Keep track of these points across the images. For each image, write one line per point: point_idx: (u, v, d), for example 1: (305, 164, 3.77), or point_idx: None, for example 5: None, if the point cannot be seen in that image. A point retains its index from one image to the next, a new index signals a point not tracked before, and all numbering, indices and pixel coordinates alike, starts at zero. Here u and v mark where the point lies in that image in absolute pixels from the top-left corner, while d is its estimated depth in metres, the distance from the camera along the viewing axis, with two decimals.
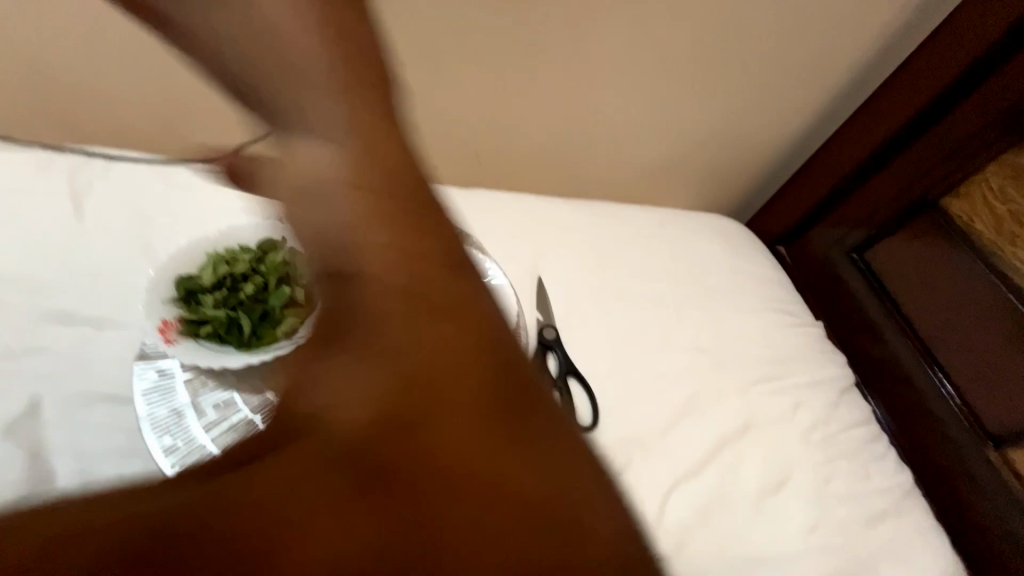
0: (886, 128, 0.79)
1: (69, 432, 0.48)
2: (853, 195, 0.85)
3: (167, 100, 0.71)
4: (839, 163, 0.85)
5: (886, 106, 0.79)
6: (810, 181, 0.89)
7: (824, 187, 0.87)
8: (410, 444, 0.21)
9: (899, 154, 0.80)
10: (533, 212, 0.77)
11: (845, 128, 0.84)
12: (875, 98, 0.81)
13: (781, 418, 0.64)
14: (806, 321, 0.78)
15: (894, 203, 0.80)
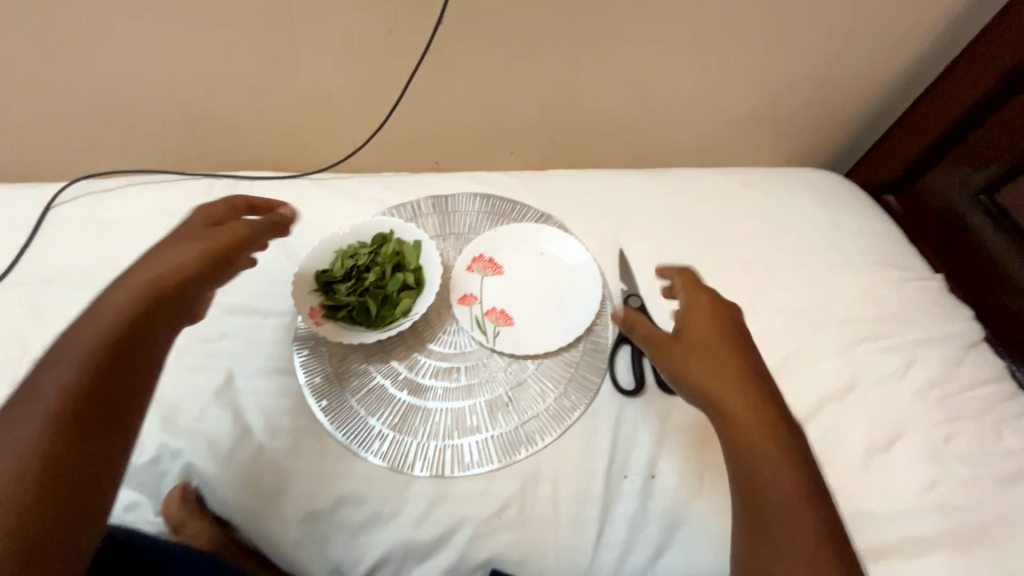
0: (995, 68, 0.71)
1: (256, 395, 0.59)
2: (963, 142, 0.78)
3: (283, 122, 0.83)
4: (943, 111, 0.79)
5: (1002, 40, 0.70)
6: (912, 131, 0.84)
7: (929, 136, 0.81)
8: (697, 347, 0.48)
9: (1011, 95, 0.70)
10: (611, 187, 0.79)
11: (960, 63, 0.75)
12: (993, 28, 0.71)
13: (891, 376, 0.61)
14: (920, 274, 0.71)
15: (1008, 151, 0.72)
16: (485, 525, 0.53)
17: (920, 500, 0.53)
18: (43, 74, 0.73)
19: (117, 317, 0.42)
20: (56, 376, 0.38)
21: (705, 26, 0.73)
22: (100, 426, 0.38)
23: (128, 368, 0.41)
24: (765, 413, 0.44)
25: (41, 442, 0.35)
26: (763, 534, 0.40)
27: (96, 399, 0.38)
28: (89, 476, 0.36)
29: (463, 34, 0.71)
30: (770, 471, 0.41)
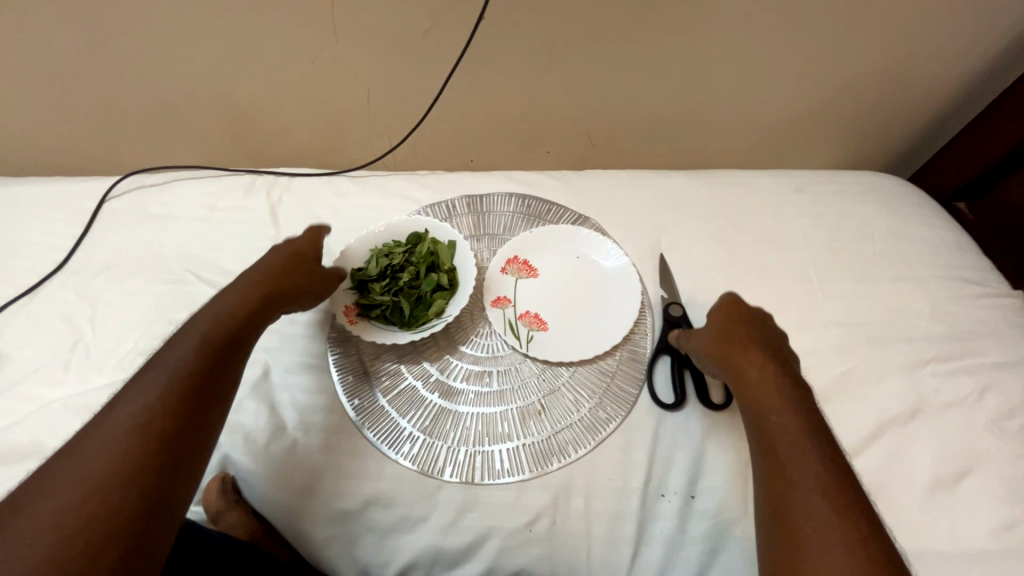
0: None
1: (290, 391, 0.59)
2: None
3: (322, 120, 0.84)
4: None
5: None
6: (987, 134, 0.77)
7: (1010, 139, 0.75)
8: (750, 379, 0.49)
9: None
10: (652, 189, 0.76)
11: None
12: None
13: (962, 402, 0.55)
14: (997, 291, 0.65)
15: None
16: (514, 537, 0.51)
17: (998, 541, 0.48)
18: (100, 71, 0.75)
19: (220, 324, 0.51)
20: (169, 365, 0.46)
21: (762, 20, 0.68)
22: (196, 413, 0.45)
23: (224, 368, 0.49)
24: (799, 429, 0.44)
25: (159, 411, 0.43)
26: (793, 544, 0.39)
27: (197, 388, 0.46)
28: (183, 454, 0.42)
29: (504, 30, 0.69)
30: (802, 481, 0.41)
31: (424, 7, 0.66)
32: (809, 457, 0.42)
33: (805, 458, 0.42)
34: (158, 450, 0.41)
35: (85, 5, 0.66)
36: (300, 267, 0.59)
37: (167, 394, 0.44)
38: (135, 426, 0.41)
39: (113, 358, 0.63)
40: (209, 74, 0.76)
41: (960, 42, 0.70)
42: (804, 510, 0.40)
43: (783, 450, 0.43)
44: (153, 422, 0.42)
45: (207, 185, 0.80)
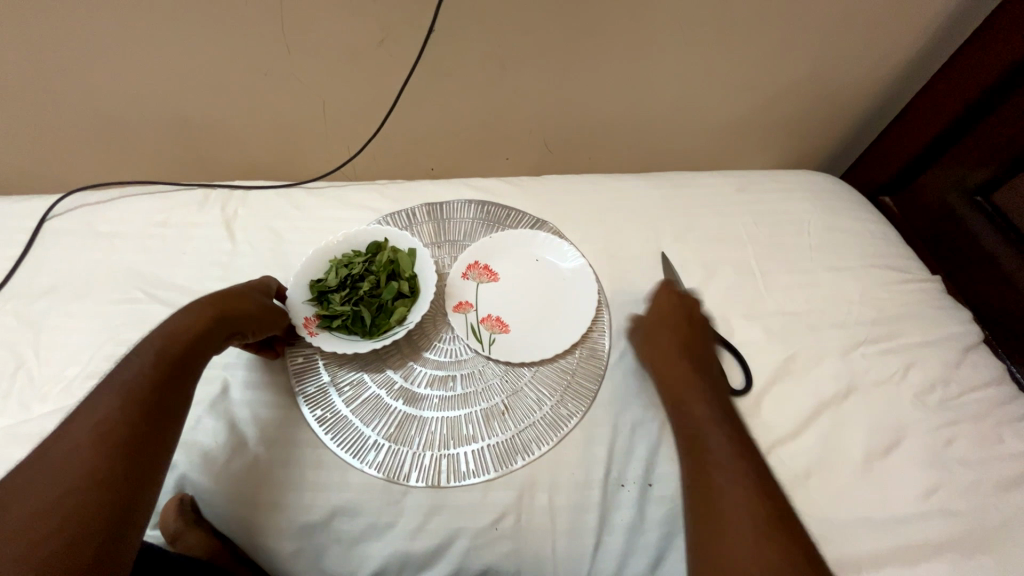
0: (992, 68, 0.70)
1: (250, 405, 0.58)
2: (960, 141, 0.79)
3: (277, 132, 0.83)
4: (937, 113, 0.79)
5: (997, 41, 0.69)
6: (907, 132, 0.84)
7: (926, 137, 0.82)
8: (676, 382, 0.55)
9: (1008, 95, 0.71)
10: (605, 191, 0.79)
11: (951, 66, 0.76)
12: (986, 32, 0.71)
13: (889, 380, 0.60)
14: (917, 276, 0.71)
15: (1006, 150, 0.72)
16: (482, 536, 0.52)
17: (922, 504, 0.52)
18: (34, 87, 0.72)
19: (172, 342, 0.50)
20: (119, 385, 0.46)
21: (699, 32, 0.72)
22: (152, 429, 0.45)
23: (179, 385, 0.49)
24: (715, 417, 0.51)
25: (119, 423, 0.43)
26: (708, 528, 0.44)
27: (151, 406, 0.46)
28: (140, 471, 0.42)
29: (454, 42, 0.71)
30: (716, 459, 0.47)
31: (373, 20, 0.67)
32: (724, 448, 0.48)
33: (719, 449, 0.48)
34: (113, 468, 0.41)
35: (15, 18, 0.64)
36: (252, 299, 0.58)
37: (119, 413, 0.44)
38: (93, 441, 0.42)
39: (59, 383, 0.60)
40: (154, 89, 0.75)
41: (874, 50, 0.77)
42: (717, 485, 0.45)
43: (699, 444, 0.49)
44: (112, 434, 0.42)
45: (158, 201, 0.78)
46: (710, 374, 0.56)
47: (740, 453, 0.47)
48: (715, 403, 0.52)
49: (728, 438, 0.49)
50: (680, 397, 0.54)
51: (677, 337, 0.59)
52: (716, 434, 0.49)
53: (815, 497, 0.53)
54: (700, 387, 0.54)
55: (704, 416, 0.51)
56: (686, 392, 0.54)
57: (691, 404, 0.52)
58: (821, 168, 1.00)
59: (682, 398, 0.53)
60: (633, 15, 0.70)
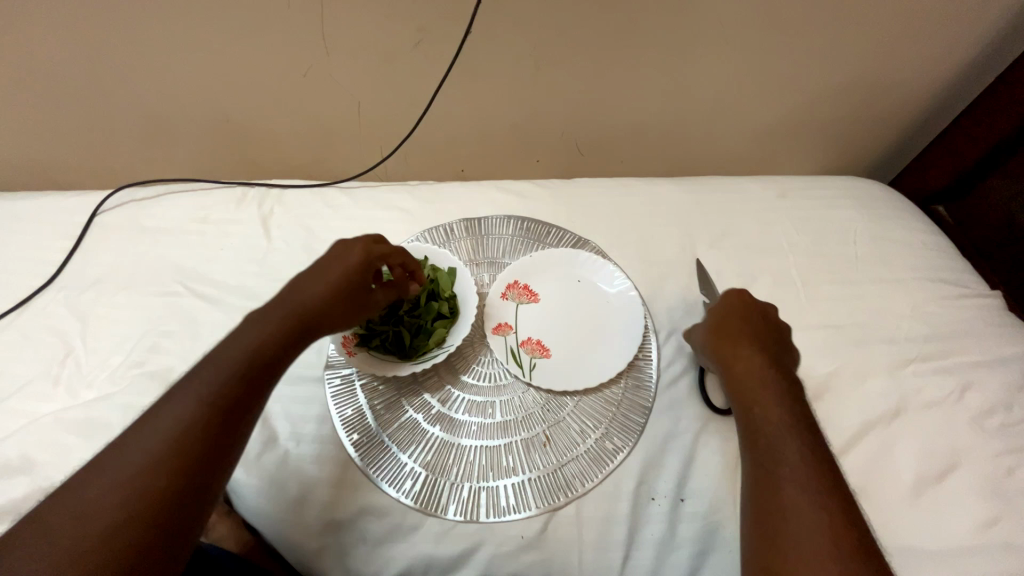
0: None
1: (288, 422, 0.58)
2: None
3: (314, 132, 0.85)
4: (999, 120, 0.75)
5: None
6: (964, 140, 0.80)
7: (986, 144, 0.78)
8: (745, 379, 0.51)
9: None
10: (639, 196, 0.78)
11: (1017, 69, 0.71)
12: None
13: (942, 401, 0.57)
14: (975, 291, 0.67)
15: None
16: (508, 547, 0.51)
17: (981, 537, 0.49)
18: (89, 88, 0.76)
19: (249, 348, 0.47)
20: (194, 392, 0.43)
21: (741, 30, 0.70)
22: (215, 449, 0.42)
23: (252, 392, 0.46)
24: (791, 423, 0.46)
25: (185, 434, 0.41)
26: (768, 541, 0.40)
27: (216, 424, 0.42)
28: (194, 497, 0.40)
29: (489, 45, 0.71)
30: (786, 467, 0.43)
31: (411, 22, 0.68)
32: (795, 454, 0.43)
33: (789, 454, 0.44)
34: (166, 491, 0.39)
35: (73, 21, 0.67)
36: (360, 299, 0.55)
37: (185, 427, 0.41)
38: (159, 452, 0.40)
39: (104, 371, 0.63)
40: (199, 89, 0.77)
41: (931, 51, 0.73)
42: (785, 493, 0.41)
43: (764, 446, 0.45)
44: (179, 446, 0.41)
45: (199, 198, 0.81)
46: (781, 372, 0.51)
47: (819, 465, 0.42)
48: (788, 402, 0.48)
49: (803, 442, 0.44)
50: (750, 396, 0.49)
51: (747, 332, 0.55)
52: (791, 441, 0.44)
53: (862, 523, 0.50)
54: (771, 386, 0.49)
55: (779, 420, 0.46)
56: (756, 390, 0.50)
57: (759, 402, 0.48)
58: (867, 175, 0.95)
59: (750, 396, 0.49)
60: (673, 15, 0.68)
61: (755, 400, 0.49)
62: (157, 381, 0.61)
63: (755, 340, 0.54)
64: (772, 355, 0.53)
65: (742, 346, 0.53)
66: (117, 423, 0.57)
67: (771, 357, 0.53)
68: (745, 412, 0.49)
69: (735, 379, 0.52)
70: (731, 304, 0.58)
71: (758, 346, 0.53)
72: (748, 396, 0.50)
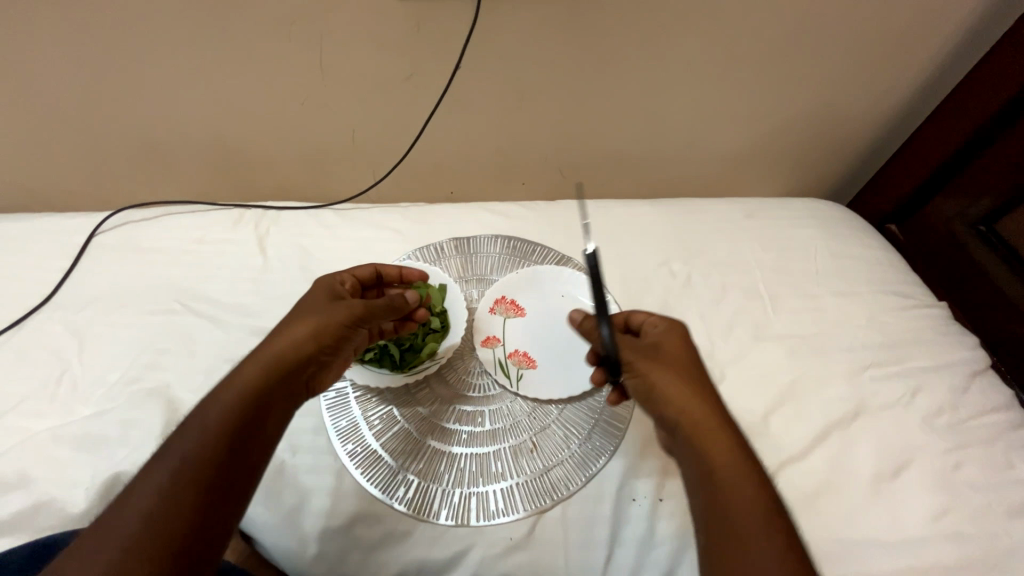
0: (994, 100, 0.75)
1: (285, 433, 0.60)
2: (961, 171, 0.83)
3: (310, 157, 0.89)
4: (943, 143, 0.83)
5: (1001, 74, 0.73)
6: (909, 163, 0.88)
7: (930, 167, 0.85)
8: (666, 389, 0.48)
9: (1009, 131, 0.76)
10: (618, 217, 0.83)
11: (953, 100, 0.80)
12: (985, 68, 0.75)
13: (897, 403, 0.62)
14: (925, 302, 0.73)
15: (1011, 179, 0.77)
16: (498, 549, 0.53)
17: (931, 527, 0.53)
18: (92, 114, 0.79)
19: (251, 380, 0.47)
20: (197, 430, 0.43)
21: (708, 65, 0.77)
22: (230, 478, 0.42)
23: (266, 411, 0.46)
24: (727, 441, 0.44)
25: (206, 456, 0.42)
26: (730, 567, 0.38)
27: (234, 445, 0.43)
28: (213, 521, 0.41)
29: (478, 77, 0.77)
30: (734, 493, 0.41)
31: (406, 57, 0.73)
32: (741, 469, 0.42)
33: (730, 470, 0.42)
34: (190, 516, 0.39)
35: (84, 51, 0.71)
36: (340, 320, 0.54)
37: (205, 451, 0.42)
38: (182, 476, 0.41)
39: (102, 387, 0.65)
40: (201, 116, 0.81)
41: (874, 83, 0.81)
42: (738, 517, 0.40)
43: (706, 463, 0.43)
44: (202, 469, 0.41)
45: (196, 220, 0.84)
46: (697, 374, 0.50)
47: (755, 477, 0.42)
48: (717, 410, 0.47)
49: (740, 454, 0.43)
50: (674, 405, 0.47)
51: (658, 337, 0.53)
52: (732, 462, 0.43)
53: (824, 520, 0.54)
54: (698, 394, 0.48)
55: (716, 441, 0.44)
56: (686, 398, 0.47)
57: (695, 410, 0.46)
58: (828, 197, 1.03)
59: (680, 406, 0.47)
60: (644, 51, 0.75)
61: (681, 412, 0.47)
62: (154, 396, 0.63)
63: (661, 342, 0.52)
64: (687, 352, 0.51)
65: (674, 352, 0.51)
66: (115, 437, 0.59)
67: (691, 356, 0.51)
68: (679, 425, 0.47)
69: (653, 389, 0.49)
70: (648, 318, 0.57)
71: (670, 347, 0.52)
72: (680, 405, 0.47)
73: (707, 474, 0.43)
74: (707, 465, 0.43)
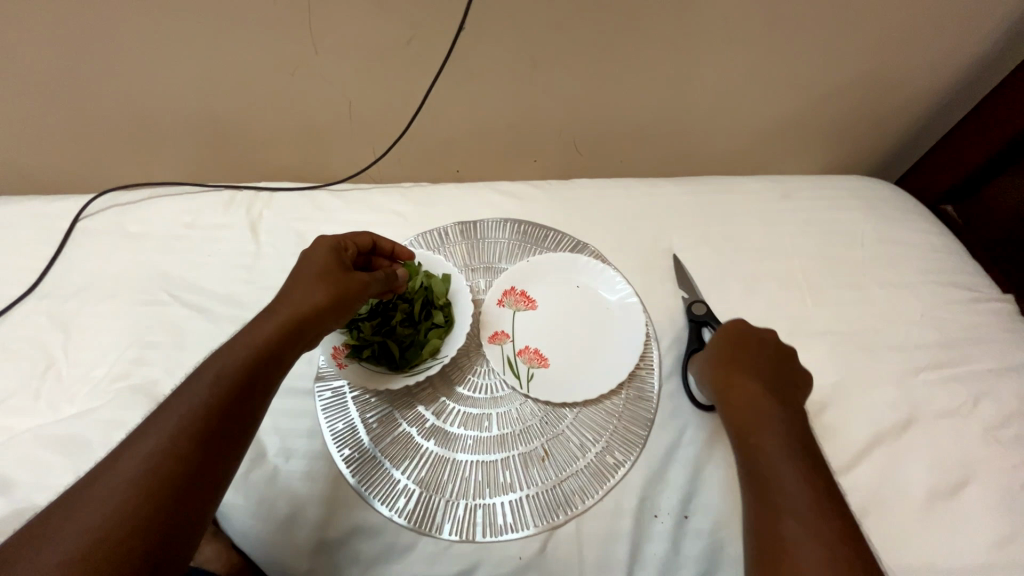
0: None
1: (278, 437, 0.56)
2: None
3: (304, 134, 0.82)
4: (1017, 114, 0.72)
5: None
6: (974, 136, 0.78)
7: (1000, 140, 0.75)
8: (739, 402, 0.51)
9: None
10: (640, 197, 0.75)
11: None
12: None
13: (956, 412, 0.55)
14: (987, 295, 0.65)
15: None
16: (505, 568, 0.49)
17: (994, 554, 0.47)
18: (68, 89, 0.73)
19: (238, 358, 0.45)
20: (180, 408, 0.42)
21: (748, 24, 0.67)
22: (206, 465, 0.40)
23: (249, 398, 0.45)
24: (789, 455, 0.46)
25: (183, 441, 0.40)
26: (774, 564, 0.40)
27: (212, 431, 0.42)
28: (186, 509, 0.38)
29: (485, 42, 0.68)
30: (787, 500, 0.43)
31: (404, 19, 0.65)
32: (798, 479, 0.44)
33: (787, 477, 0.44)
34: (160, 502, 0.37)
35: (50, 18, 0.64)
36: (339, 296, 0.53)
37: (181, 436, 0.40)
38: (155, 459, 0.39)
39: (87, 385, 0.61)
40: (185, 89, 0.75)
41: (940, 44, 0.70)
42: (786, 522, 0.42)
43: (764, 471, 0.46)
44: (176, 453, 0.39)
45: (185, 203, 0.78)
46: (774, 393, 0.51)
47: (816, 491, 0.43)
48: (783, 425, 0.48)
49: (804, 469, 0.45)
50: (741, 416, 0.50)
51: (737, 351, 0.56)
52: (784, 468, 0.45)
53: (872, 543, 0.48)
54: (771, 408, 0.50)
55: (775, 451, 0.46)
56: (753, 411, 0.50)
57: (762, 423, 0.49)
58: (872, 173, 0.93)
59: (749, 418, 0.50)
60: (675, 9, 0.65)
61: (753, 424, 0.49)
62: (140, 395, 0.59)
63: (739, 357, 0.55)
64: (766, 371, 0.53)
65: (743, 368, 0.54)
66: (98, 440, 0.55)
67: (768, 374, 0.53)
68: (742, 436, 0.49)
69: (728, 399, 0.52)
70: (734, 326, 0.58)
71: (743, 364, 0.54)
72: (747, 417, 0.49)
73: (758, 478, 0.45)
74: (765, 473, 0.45)
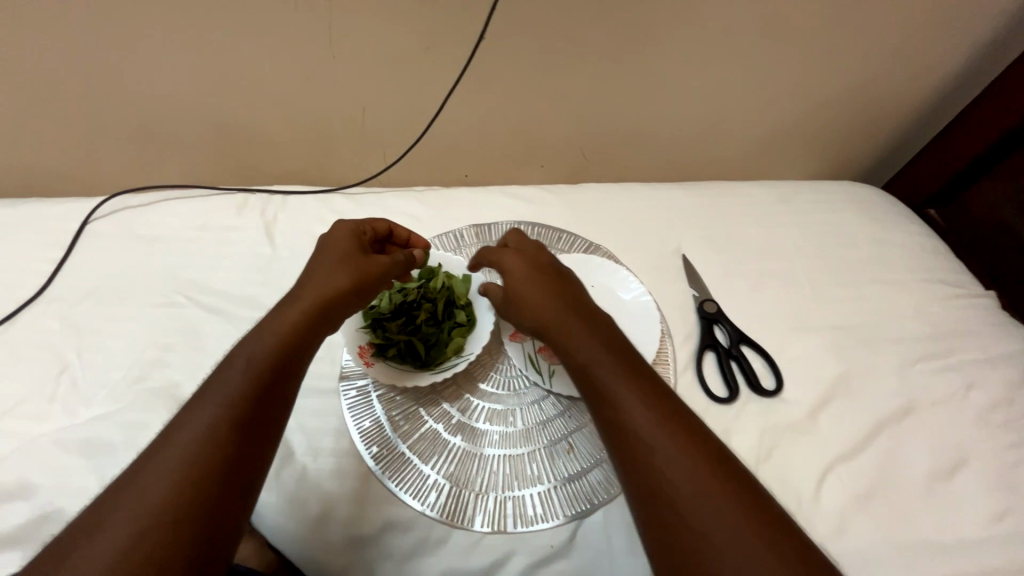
0: None
1: (306, 436, 0.56)
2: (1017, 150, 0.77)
3: (317, 138, 0.83)
4: (995, 123, 0.78)
5: None
6: (956, 144, 0.83)
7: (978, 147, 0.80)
8: (613, 396, 0.44)
9: None
10: (647, 202, 0.78)
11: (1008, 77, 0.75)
12: None
13: (949, 399, 0.59)
14: (972, 291, 0.70)
15: None
16: (537, 558, 0.50)
17: (989, 529, 0.51)
18: (79, 90, 0.73)
19: (271, 344, 0.46)
20: (219, 395, 0.42)
21: (748, 38, 0.72)
22: (247, 449, 0.41)
23: (282, 383, 0.45)
24: (676, 446, 0.40)
25: (226, 426, 0.41)
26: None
27: (251, 416, 0.42)
28: (234, 493, 0.39)
29: (501, 51, 0.71)
30: (699, 504, 0.37)
31: (424, 28, 0.67)
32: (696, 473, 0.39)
33: (688, 475, 0.39)
34: (207, 486, 0.38)
35: (69, 20, 0.64)
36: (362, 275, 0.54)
37: (223, 422, 0.41)
38: (201, 446, 0.39)
39: (103, 388, 0.60)
40: (200, 92, 0.75)
41: (922, 59, 0.76)
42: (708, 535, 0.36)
43: (661, 477, 0.39)
44: (220, 438, 0.40)
45: (197, 205, 0.78)
46: (636, 376, 0.45)
47: (718, 478, 0.39)
48: (660, 409, 0.43)
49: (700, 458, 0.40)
50: (619, 416, 0.43)
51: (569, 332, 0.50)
52: (676, 468, 0.39)
53: (880, 522, 0.51)
54: (640, 393, 0.44)
55: (659, 450, 0.40)
56: (629, 403, 0.44)
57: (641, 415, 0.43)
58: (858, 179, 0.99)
59: (628, 416, 0.43)
60: (683, 23, 0.69)
61: (631, 420, 0.43)
62: (161, 397, 0.58)
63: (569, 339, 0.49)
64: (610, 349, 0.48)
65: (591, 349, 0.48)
66: (120, 443, 0.55)
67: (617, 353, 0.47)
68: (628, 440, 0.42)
69: (601, 393, 0.45)
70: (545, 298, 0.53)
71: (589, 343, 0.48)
72: (625, 416, 0.43)
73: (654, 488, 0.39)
74: (662, 481, 0.39)
